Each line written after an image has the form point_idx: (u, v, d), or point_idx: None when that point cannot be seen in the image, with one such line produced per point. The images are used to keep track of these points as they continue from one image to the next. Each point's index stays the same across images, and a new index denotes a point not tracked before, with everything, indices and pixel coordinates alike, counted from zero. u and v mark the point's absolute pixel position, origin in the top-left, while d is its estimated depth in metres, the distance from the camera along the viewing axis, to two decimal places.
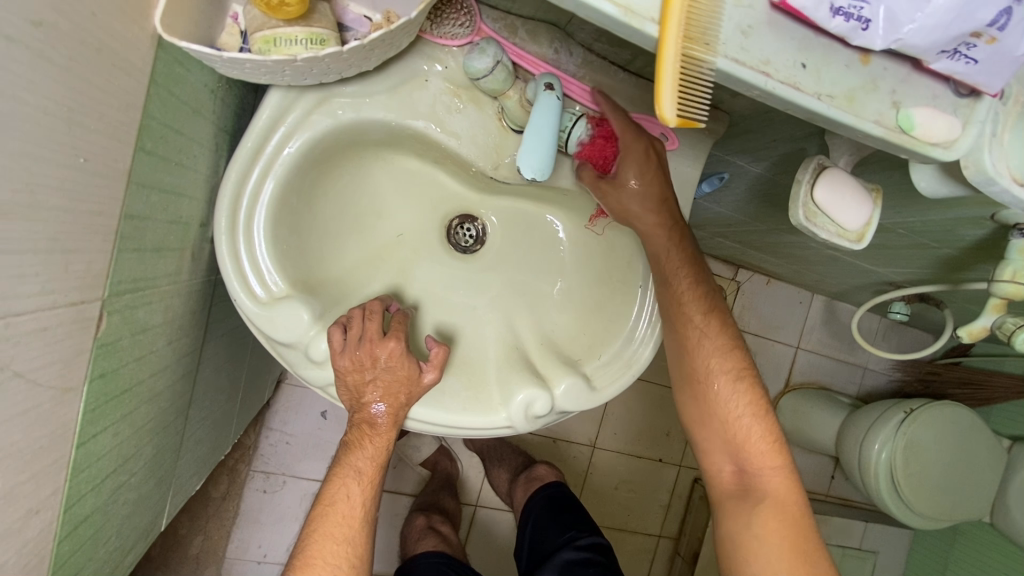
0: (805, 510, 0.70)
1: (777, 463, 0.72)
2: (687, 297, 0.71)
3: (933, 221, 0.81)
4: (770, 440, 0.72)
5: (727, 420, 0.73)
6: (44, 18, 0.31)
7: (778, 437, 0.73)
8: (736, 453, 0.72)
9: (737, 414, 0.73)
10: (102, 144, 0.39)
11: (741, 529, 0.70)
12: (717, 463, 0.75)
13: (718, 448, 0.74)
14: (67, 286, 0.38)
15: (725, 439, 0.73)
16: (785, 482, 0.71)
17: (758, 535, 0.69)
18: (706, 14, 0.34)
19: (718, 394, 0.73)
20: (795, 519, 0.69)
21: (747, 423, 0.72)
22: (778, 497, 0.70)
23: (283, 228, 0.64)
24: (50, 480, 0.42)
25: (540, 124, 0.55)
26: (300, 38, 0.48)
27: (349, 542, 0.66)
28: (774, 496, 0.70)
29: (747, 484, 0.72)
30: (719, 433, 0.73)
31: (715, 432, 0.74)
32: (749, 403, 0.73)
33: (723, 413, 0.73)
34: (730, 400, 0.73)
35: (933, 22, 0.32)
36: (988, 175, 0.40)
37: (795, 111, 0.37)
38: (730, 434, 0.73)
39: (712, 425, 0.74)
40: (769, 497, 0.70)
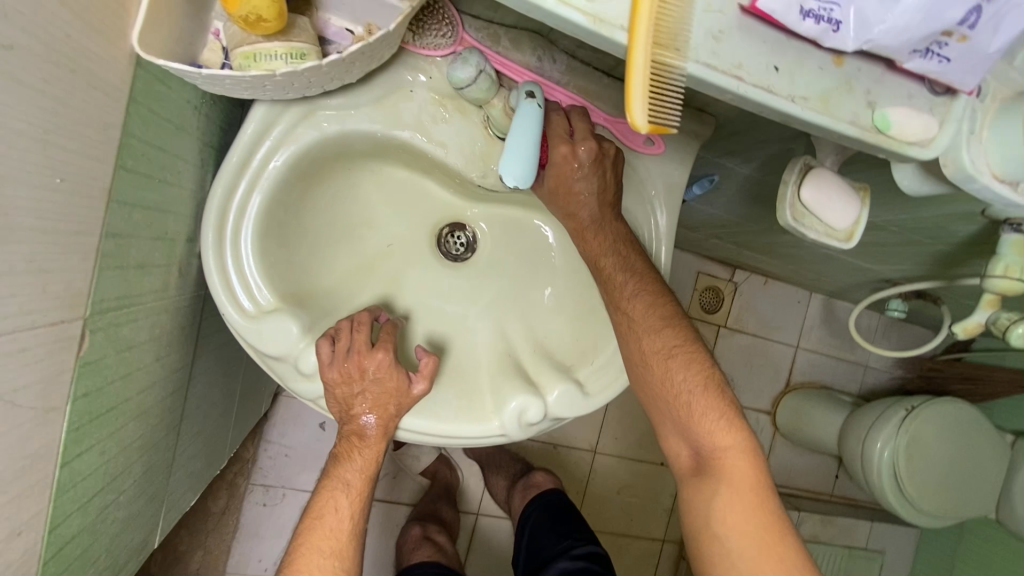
0: (768, 488, 0.65)
1: (733, 440, 0.66)
2: (618, 275, 0.67)
3: (926, 218, 0.81)
4: (724, 416, 0.67)
5: (675, 400, 0.68)
6: (15, 41, 0.31)
7: (731, 411, 0.67)
8: (690, 435, 0.68)
9: (680, 392, 0.67)
10: (82, 164, 0.39)
11: (702, 515, 0.66)
12: (674, 447, 0.70)
13: (672, 431, 0.70)
14: (46, 306, 0.38)
15: (678, 421, 0.68)
16: (742, 462, 0.65)
17: (719, 522, 0.64)
18: (676, 20, 0.34)
19: (663, 374, 0.68)
20: (754, 498, 0.64)
21: (696, 401, 0.67)
22: (735, 479, 0.64)
23: (271, 241, 0.64)
24: (33, 501, 0.42)
25: (521, 132, 0.55)
26: (279, 52, 0.48)
27: (337, 556, 0.65)
28: (732, 476, 0.64)
29: (705, 467, 0.67)
30: (673, 415, 0.69)
31: (665, 414, 0.70)
32: (697, 380, 0.67)
33: (670, 393, 0.68)
34: (676, 380, 0.68)
35: (903, 23, 0.33)
36: (967, 172, 0.40)
37: (770, 114, 0.37)
38: (681, 416, 0.68)
39: (663, 407, 0.69)
40: (728, 480, 0.64)
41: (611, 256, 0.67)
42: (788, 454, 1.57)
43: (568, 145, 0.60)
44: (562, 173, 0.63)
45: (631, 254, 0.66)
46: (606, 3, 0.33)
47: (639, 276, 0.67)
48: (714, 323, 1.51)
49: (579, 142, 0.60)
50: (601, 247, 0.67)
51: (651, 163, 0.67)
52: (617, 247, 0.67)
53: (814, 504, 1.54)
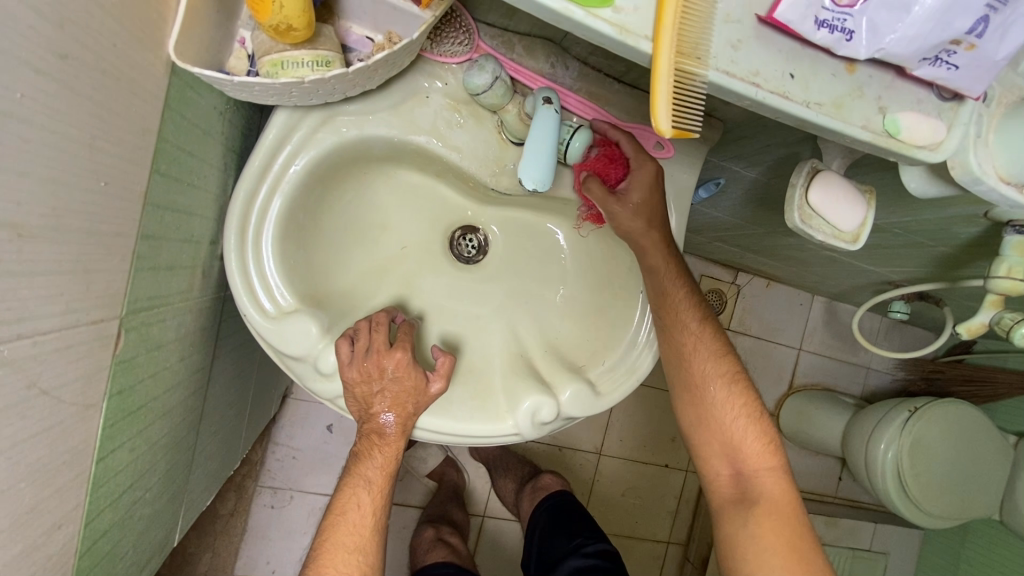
0: (802, 516, 0.68)
1: (773, 467, 0.71)
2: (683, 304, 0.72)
3: (928, 220, 0.83)
4: (766, 444, 0.72)
5: (726, 423, 0.72)
6: (69, 51, 0.33)
7: (773, 441, 0.72)
8: (735, 457, 0.72)
9: (733, 415, 0.72)
10: (122, 168, 0.40)
11: (741, 534, 0.68)
12: (713, 468, 0.73)
13: (715, 452, 0.73)
14: (89, 304, 0.40)
15: (723, 442, 0.72)
16: (782, 488, 0.70)
17: (757, 540, 0.67)
18: (697, 29, 0.35)
19: (711, 400, 0.73)
20: (791, 521, 0.67)
21: (744, 426, 0.72)
22: (776, 501, 0.68)
23: (291, 244, 0.66)
24: (72, 495, 0.43)
25: (538, 137, 0.57)
26: (306, 60, 0.49)
27: (361, 551, 0.67)
28: (770, 499, 0.68)
29: (746, 487, 0.70)
30: (715, 439, 0.73)
31: (711, 435, 0.73)
32: (746, 407, 0.73)
33: (722, 416, 0.72)
34: (727, 406, 0.72)
35: (914, 32, 0.34)
36: (974, 175, 0.42)
37: (785, 119, 0.38)
38: (729, 437, 0.72)
39: (710, 427, 0.73)
40: (764, 503, 0.68)
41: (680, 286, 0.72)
42: (792, 456, 1.58)
43: (652, 163, 0.64)
44: (643, 186, 0.64)
45: (691, 286, 0.72)
46: (630, 14, 0.34)
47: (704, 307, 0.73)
48: None
49: (654, 160, 0.65)
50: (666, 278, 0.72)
51: (662, 167, 0.69)
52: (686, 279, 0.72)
53: (818, 506, 1.55)
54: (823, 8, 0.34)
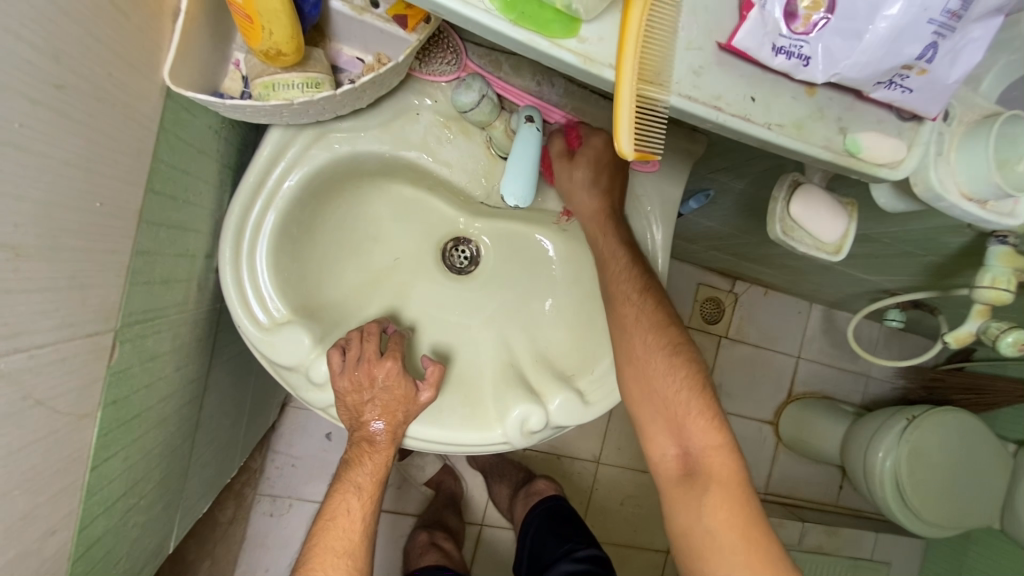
0: (751, 492, 0.66)
1: (721, 442, 0.67)
2: (623, 271, 0.68)
3: (916, 230, 0.84)
4: (712, 417, 0.68)
5: (670, 398, 0.69)
6: (66, 81, 0.35)
7: (718, 414, 0.69)
8: (681, 434, 0.68)
9: (676, 388, 0.69)
10: (117, 188, 0.42)
11: (692, 515, 0.66)
12: (659, 448, 0.70)
13: (661, 430, 0.70)
14: (84, 318, 0.41)
15: (669, 418, 0.69)
16: (730, 464, 0.66)
17: (709, 521, 0.65)
18: (659, 57, 0.37)
19: (654, 372, 0.69)
20: (741, 499, 0.65)
21: (688, 400, 0.69)
22: (725, 479, 0.65)
23: (285, 256, 0.68)
24: (65, 503, 0.44)
25: (520, 154, 0.59)
26: (296, 82, 0.51)
27: (350, 555, 0.68)
28: (718, 477, 0.65)
29: (693, 466, 0.67)
30: (660, 416, 0.69)
31: (656, 411, 0.70)
32: (688, 380, 0.69)
33: (664, 390, 0.69)
34: (669, 380, 0.69)
35: (866, 59, 0.35)
36: (935, 192, 0.43)
37: (749, 140, 0.40)
38: (673, 412, 0.69)
39: (653, 404, 0.69)
40: (714, 483, 0.65)
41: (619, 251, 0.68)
42: (791, 465, 1.58)
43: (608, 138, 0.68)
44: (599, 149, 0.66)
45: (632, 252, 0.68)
46: (595, 44, 0.37)
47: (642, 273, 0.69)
48: (715, 333, 1.54)
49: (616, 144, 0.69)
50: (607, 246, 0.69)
51: (648, 180, 0.71)
52: (626, 243, 0.69)
53: (818, 515, 1.55)
54: (779, 36, 0.36)
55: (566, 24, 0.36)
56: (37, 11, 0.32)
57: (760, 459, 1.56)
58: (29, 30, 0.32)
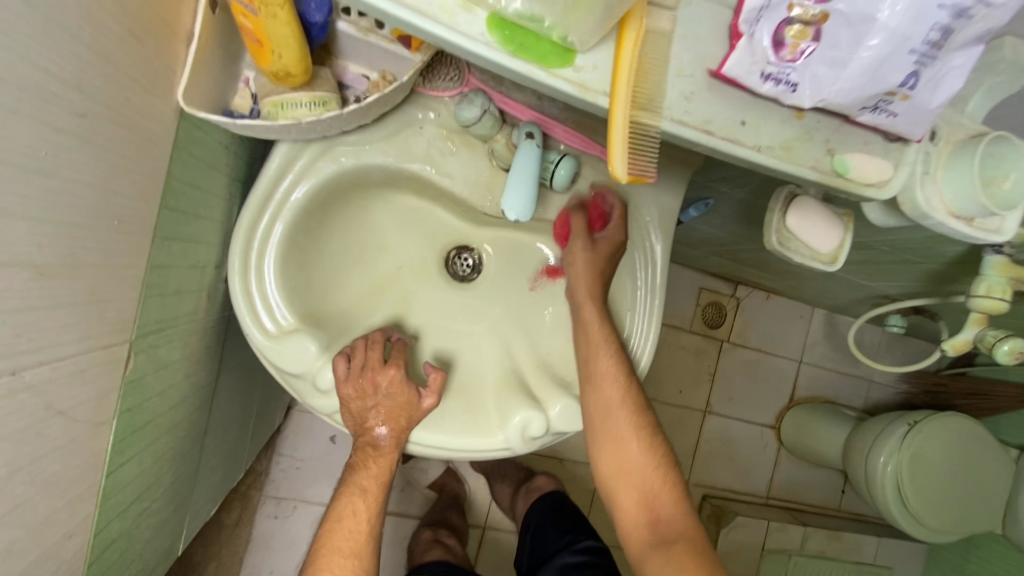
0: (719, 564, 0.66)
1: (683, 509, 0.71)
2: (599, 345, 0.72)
3: (914, 239, 0.85)
4: (672, 485, 0.72)
5: (639, 469, 0.72)
6: (87, 109, 0.37)
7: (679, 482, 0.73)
8: (647, 499, 0.71)
9: (643, 460, 0.72)
10: (133, 206, 0.44)
11: None
12: (627, 514, 0.73)
13: (630, 497, 0.72)
14: (101, 331, 0.43)
15: (638, 486, 0.72)
16: (694, 530, 0.69)
17: None
18: (653, 83, 0.39)
19: (623, 443, 0.73)
20: (711, 569, 0.65)
21: (653, 469, 0.72)
22: (692, 548, 0.66)
23: (292, 266, 0.69)
24: (82, 507, 0.46)
25: (521, 170, 0.61)
26: (304, 101, 0.53)
27: (356, 556, 0.69)
28: (683, 543, 0.67)
29: (659, 530, 0.69)
30: (629, 483, 0.73)
31: (625, 480, 0.73)
32: (654, 451, 0.73)
33: (632, 459, 0.72)
34: (636, 450, 0.73)
35: (850, 86, 0.37)
36: (921, 210, 0.45)
37: (739, 161, 0.42)
38: (639, 478, 0.72)
39: (622, 474, 0.73)
40: (681, 548, 0.67)
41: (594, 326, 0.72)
42: (793, 469, 1.58)
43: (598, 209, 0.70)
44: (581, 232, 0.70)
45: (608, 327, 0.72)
46: (590, 72, 0.38)
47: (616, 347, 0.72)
48: (716, 338, 1.55)
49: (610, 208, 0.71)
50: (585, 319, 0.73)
51: (647, 192, 0.73)
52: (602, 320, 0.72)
53: (820, 520, 1.55)
54: (768, 63, 0.38)
55: (562, 54, 0.38)
56: (62, 45, 0.34)
57: (762, 463, 1.57)
58: (54, 62, 0.33)
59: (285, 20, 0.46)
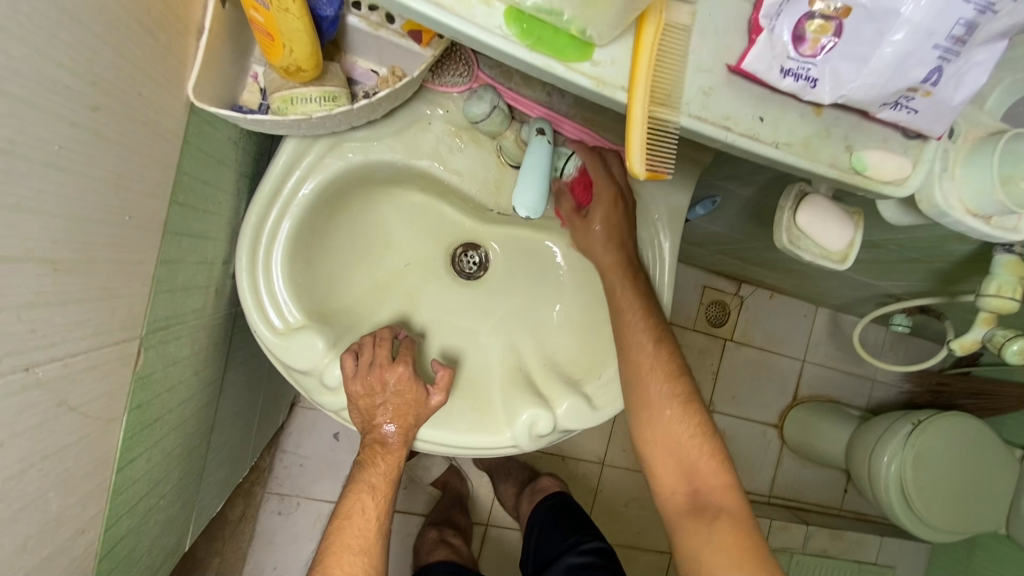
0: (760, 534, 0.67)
1: (727, 482, 0.70)
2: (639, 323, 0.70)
3: (923, 238, 0.84)
4: (715, 457, 0.71)
5: (680, 443, 0.71)
6: (100, 103, 0.37)
7: (723, 455, 0.71)
8: (689, 473, 0.71)
9: (683, 434, 0.71)
10: (145, 202, 0.44)
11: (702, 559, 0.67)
12: (668, 487, 0.72)
13: (670, 471, 0.72)
14: (112, 327, 0.43)
15: (679, 459, 0.71)
16: (736, 501, 0.69)
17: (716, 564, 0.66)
18: (670, 78, 0.38)
19: (664, 418, 0.71)
20: (751, 541, 0.66)
21: (693, 442, 0.71)
22: (735, 519, 0.67)
23: (299, 263, 0.69)
24: (93, 503, 0.46)
25: (532, 166, 0.60)
26: (314, 96, 0.53)
27: (365, 553, 0.69)
28: (727, 515, 0.68)
29: (701, 502, 0.69)
30: (670, 456, 0.72)
31: (664, 453, 0.72)
32: (696, 426, 0.71)
33: (672, 434, 0.71)
34: (678, 425, 0.71)
35: (872, 81, 0.36)
36: (939, 208, 0.44)
37: (757, 158, 0.41)
38: (681, 452, 0.71)
39: (662, 448, 0.72)
40: (725, 520, 0.67)
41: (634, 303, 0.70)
42: (796, 468, 1.58)
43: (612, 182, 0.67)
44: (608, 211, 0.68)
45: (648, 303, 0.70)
46: (608, 67, 0.38)
47: (655, 324, 0.70)
48: (720, 336, 1.54)
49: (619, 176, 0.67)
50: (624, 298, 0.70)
51: (657, 190, 0.72)
52: (642, 297, 0.70)
53: (823, 519, 1.55)
54: (788, 58, 0.37)
55: (580, 48, 0.37)
56: (75, 38, 0.33)
57: (765, 462, 1.57)
58: (68, 55, 0.33)
59: (297, 14, 0.46)
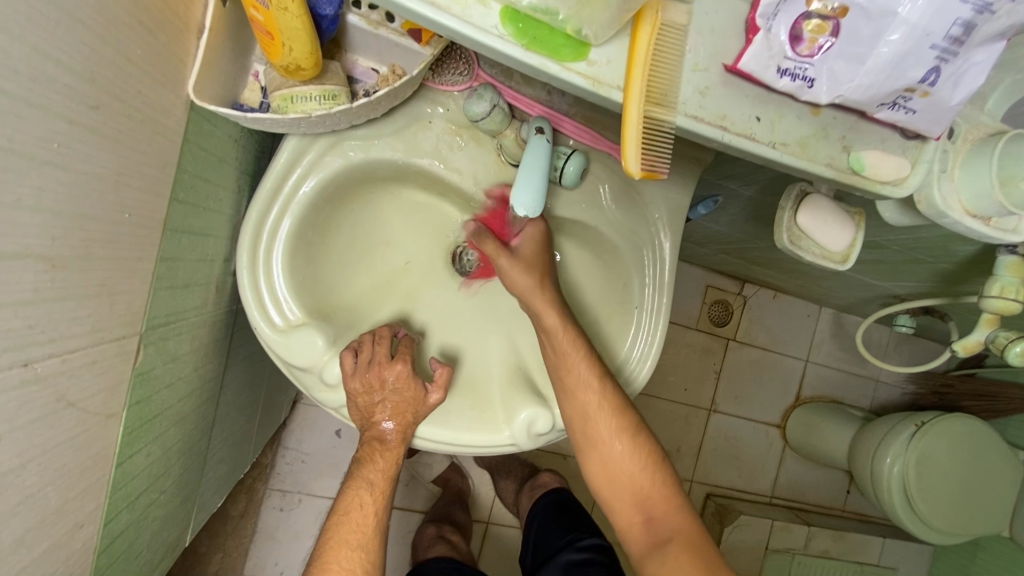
0: (714, 553, 0.69)
1: (676, 506, 0.73)
2: (579, 367, 0.72)
3: (926, 239, 0.84)
4: (664, 484, 0.74)
5: (629, 475, 0.74)
6: (99, 101, 0.37)
7: (671, 480, 0.75)
8: (641, 503, 0.73)
9: (632, 467, 0.74)
10: (144, 199, 0.44)
11: None
12: (625, 518, 0.74)
13: (624, 502, 0.74)
14: (111, 323, 0.43)
15: (631, 491, 0.74)
16: (687, 524, 0.72)
17: None
18: (667, 78, 0.38)
19: (613, 453, 0.74)
20: (707, 562, 0.67)
21: (643, 473, 0.74)
22: (688, 543, 0.69)
23: (300, 261, 0.69)
24: (93, 497, 0.47)
25: (530, 164, 0.60)
26: (314, 95, 0.53)
27: (364, 548, 0.70)
28: (680, 540, 0.70)
29: (656, 530, 0.72)
30: (623, 489, 0.74)
31: (617, 486, 0.75)
32: (642, 456, 0.75)
33: (621, 467, 0.75)
34: (626, 457, 0.75)
35: (869, 81, 0.36)
36: (939, 209, 0.44)
37: (754, 158, 0.41)
38: (631, 484, 0.74)
39: (614, 481, 0.75)
40: (680, 546, 0.69)
41: (573, 347, 0.72)
42: (798, 469, 1.58)
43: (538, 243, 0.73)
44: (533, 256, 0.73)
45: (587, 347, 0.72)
46: (604, 66, 0.38)
47: (595, 366, 0.72)
48: (722, 336, 1.54)
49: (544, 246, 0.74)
50: (566, 343, 0.72)
51: (657, 189, 0.72)
52: (580, 341, 0.72)
53: (825, 520, 1.55)
54: (785, 58, 0.37)
55: (575, 48, 0.37)
56: (74, 37, 0.34)
57: (767, 463, 1.56)
58: (67, 55, 0.33)
59: (296, 13, 0.46)
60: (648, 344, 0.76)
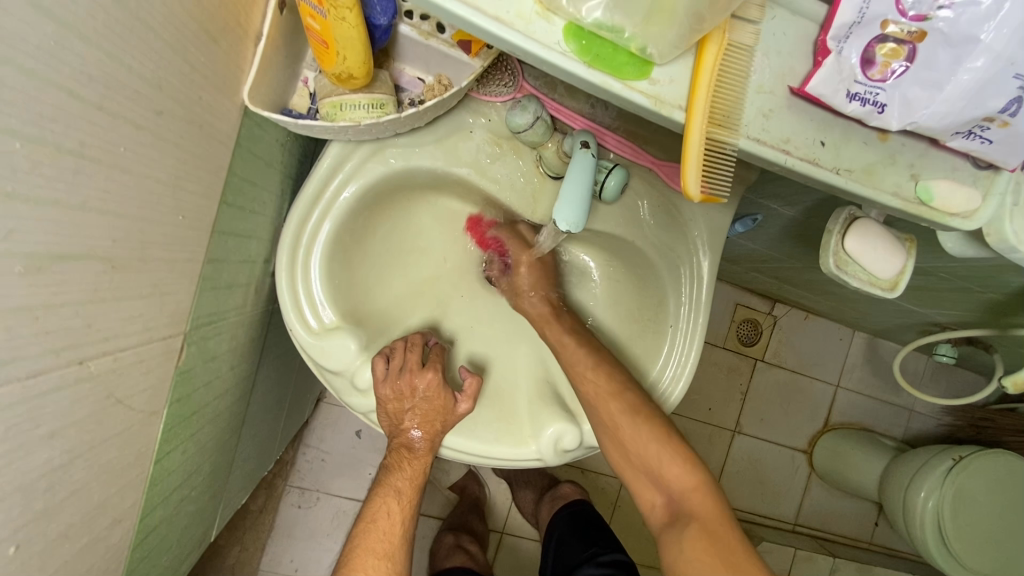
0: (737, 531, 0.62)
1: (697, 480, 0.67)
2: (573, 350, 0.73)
3: (976, 267, 0.80)
4: (682, 458, 0.68)
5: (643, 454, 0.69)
6: (164, 107, 0.38)
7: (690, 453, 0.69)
8: (657, 481, 0.69)
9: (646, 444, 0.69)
10: (198, 202, 0.45)
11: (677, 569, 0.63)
12: (647, 498, 0.70)
13: (643, 481, 0.70)
14: (160, 323, 0.44)
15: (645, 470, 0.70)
16: (708, 502, 0.65)
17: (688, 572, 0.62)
18: (731, 99, 0.37)
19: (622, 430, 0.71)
20: (722, 538, 0.61)
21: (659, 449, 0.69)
22: (704, 519, 0.63)
23: (337, 266, 0.69)
24: (132, 493, 0.47)
25: (574, 179, 0.59)
26: (362, 103, 0.53)
27: (389, 558, 0.69)
28: (698, 518, 0.63)
29: (675, 510, 0.66)
30: (638, 468, 0.70)
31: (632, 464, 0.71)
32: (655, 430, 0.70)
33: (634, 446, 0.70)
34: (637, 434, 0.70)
35: (945, 109, 0.35)
36: (1009, 243, 0.41)
37: (816, 183, 0.40)
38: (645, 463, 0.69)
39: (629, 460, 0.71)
40: (695, 522, 0.63)
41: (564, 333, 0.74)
42: (824, 497, 1.52)
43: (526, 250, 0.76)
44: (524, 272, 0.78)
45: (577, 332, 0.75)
46: (666, 85, 0.37)
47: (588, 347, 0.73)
48: (751, 356, 1.50)
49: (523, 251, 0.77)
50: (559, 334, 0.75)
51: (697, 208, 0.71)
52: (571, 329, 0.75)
53: (850, 552, 1.49)
54: (854, 82, 0.36)
55: (639, 66, 0.37)
56: (146, 45, 0.35)
57: (791, 488, 1.51)
58: (138, 61, 0.34)
59: (353, 23, 0.47)
60: (681, 365, 0.73)
